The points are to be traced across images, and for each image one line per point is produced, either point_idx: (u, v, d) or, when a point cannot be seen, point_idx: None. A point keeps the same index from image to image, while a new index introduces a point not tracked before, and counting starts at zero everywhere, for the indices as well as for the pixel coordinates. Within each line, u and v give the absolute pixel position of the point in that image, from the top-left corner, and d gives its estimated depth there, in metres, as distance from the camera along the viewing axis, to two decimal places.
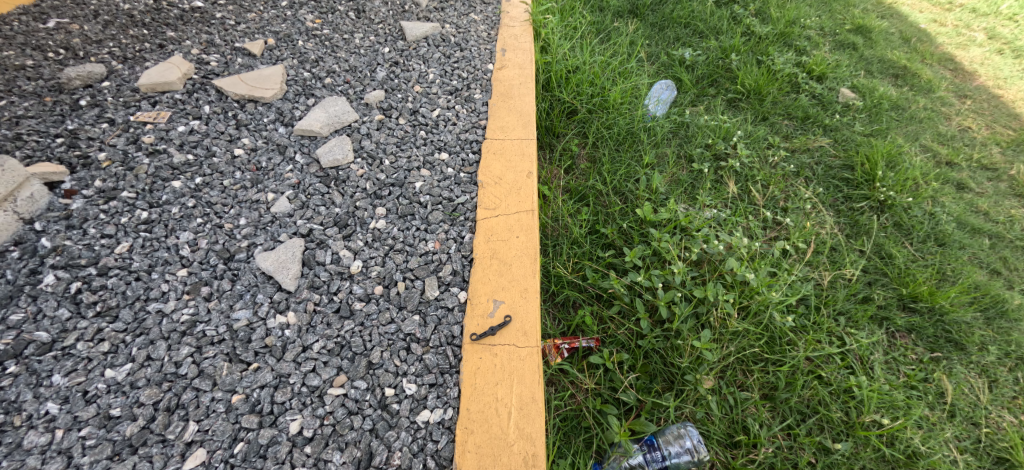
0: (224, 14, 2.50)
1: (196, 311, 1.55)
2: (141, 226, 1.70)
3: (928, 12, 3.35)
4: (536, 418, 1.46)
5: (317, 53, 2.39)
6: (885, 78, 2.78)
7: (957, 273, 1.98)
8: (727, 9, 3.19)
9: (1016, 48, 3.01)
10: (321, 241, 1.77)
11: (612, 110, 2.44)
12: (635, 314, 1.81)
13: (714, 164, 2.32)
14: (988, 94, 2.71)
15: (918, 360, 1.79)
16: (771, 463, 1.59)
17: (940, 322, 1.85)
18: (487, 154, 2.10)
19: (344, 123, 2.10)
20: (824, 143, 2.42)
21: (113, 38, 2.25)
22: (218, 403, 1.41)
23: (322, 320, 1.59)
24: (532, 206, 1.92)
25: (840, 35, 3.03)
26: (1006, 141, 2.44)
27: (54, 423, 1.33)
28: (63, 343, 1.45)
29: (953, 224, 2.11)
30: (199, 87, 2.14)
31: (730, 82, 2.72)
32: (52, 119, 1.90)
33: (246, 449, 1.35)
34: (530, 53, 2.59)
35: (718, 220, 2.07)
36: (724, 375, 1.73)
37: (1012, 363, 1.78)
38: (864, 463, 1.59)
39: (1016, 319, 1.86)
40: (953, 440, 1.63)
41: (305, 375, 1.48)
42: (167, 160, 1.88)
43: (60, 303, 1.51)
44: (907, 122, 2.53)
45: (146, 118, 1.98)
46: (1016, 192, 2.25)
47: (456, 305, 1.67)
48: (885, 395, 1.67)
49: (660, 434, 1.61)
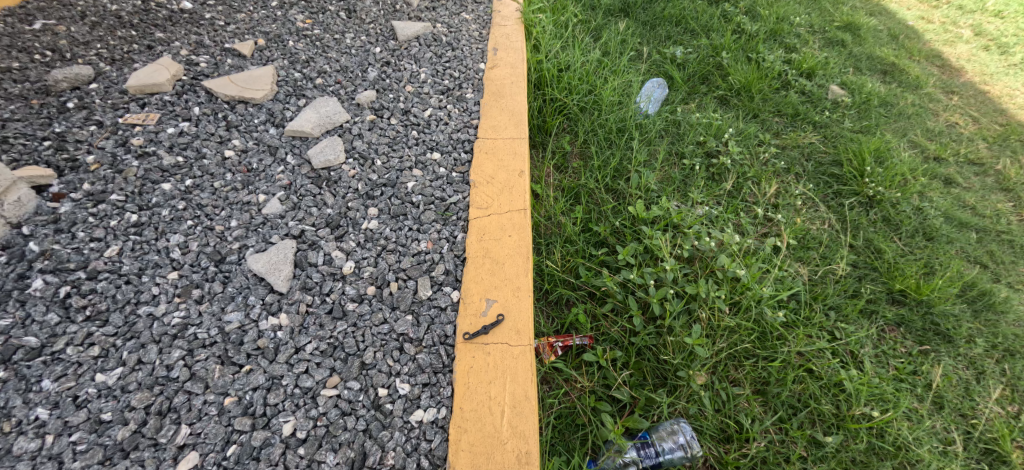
0: (213, 15, 2.48)
1: (188, 314, 1.55)
2: (131, 229, 1.69)
3: (917, 9, 3.38)
4: (530, 416, 1.47)
5: (308, 53, 2.38)
6: (874, 75, 2.81)
7: (945, 266, 2.00)
8: (718, 6, 3.20)
9: (1002, 45, 3.04)
10: (313, 243, 1.76)
11: (604, 108, 2.45)
12: (628, 312, 1.82)
13: (706, 161, 2.34)
14: (974, 90, 2.74)
15: (907, 353, 1.81)
16: (763, 457, 1.60)
17: (929, 315, 1.88)
18: (480, 153, 2.09)
19: (335, 124, 2.10)
20: (814, 139, 2.44)
21: (101, 39, 2.22)
22: (211, 405, 1.40)
23: (315, 321, 1.59)
24: (525, 205, 1.93)
25: (829, 32, 3.06)
26: (993, 136, 2.48)
27: (44, 428, 1.32)
28: (52, 348, 1.43)
29: (941, 218, 2.14)
30: (189, 88, 2.13)
31: (721, 79, 2.74)
32: (40, 122, 1.88)
33: (239, 452, 1.35)
34: (522, 53, 2.58)
35: (709, 217, 2.09)
36: (716, 370, 1.74)
37: (999, 355, 1.80)
38: (855, 456, 1.60)
39: (1003, 311, 1.88)
40: (942, 431, 1.65)
41: (298, 377, 1.48)
42: (157, 163, 1.87)
43: (49, 308, 1.49)
44: (896, 118, 2.55)
45: (135, 120, 1.96)
46: (1002, 186, 2.28)
47: (449, 305, 1.67)
48: (875, 387, 1.69)
49: (654, 430, 1.61)
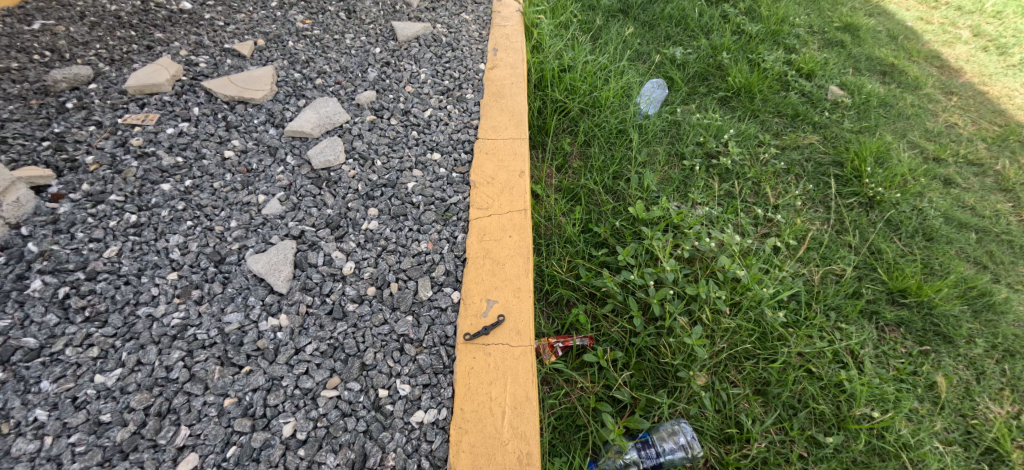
0: (213, 15, 2.48)
1: (187, 314, 1.54)
2: (130, 230, 1.68)
3: (915, 10, 3.39)
4: (531, 417, 1.47)
5: (308, 53, 2.38)
6: (873, 76, 2.81)
7: (945, 266, 2.00)
8: (718, 7, 3.20)
9: (1001, 45, 3.05)
10: (313, 243, 1.76)
11: (604, 109, 2.45)
12: (629, 312, 1.82)
13: (706, 161, 2.34)
14: (973, 91, 2.75)
15: (907, 353, 1.81)
16: (764, 458, 1.59)
17: (929, 315, 1.88)
18: (480, 154, 2.09)
19: (335, 124, 2.09)
20: (814, 140, 2.44)
21: (100, 39, 2.22)
22: (211, 406, 1.40)
23: (315, 321, 1.59)
24: (525, 205, 1.93)
25: (829, 33, 3.06)
26: (992, 137, 2.48)
27: (43, 430, 1.31)
28: (51, 349, 1.43)
29: (941, 219, 2.14)
30: (188, 88, 2.12)
31: (721, 80, 2.74)
32: (39, 122, 1.87)
33: (239, 453, 1.34)
34: (522, 53, 2.58)
35: (709, 218, 2.09)
36: (716, 371, 1.74)
37: (999, 355, 1.80)
38: (855, 457, 1.60)
39: (1003, 312, 1.89)
40: (942, 431, 1.65)
41: (298, 378, 1.48)
42: (157, 163, 1.86)
43: (48, 309, 1.49)
44: (895, 119, 2.56)
45: (134, 121, 1.96)
46: (1001, 187, 2.28)
47: (449, 305, 1.67)
48: (875, 388, 1.69)
49: (654, 430, 1.61)
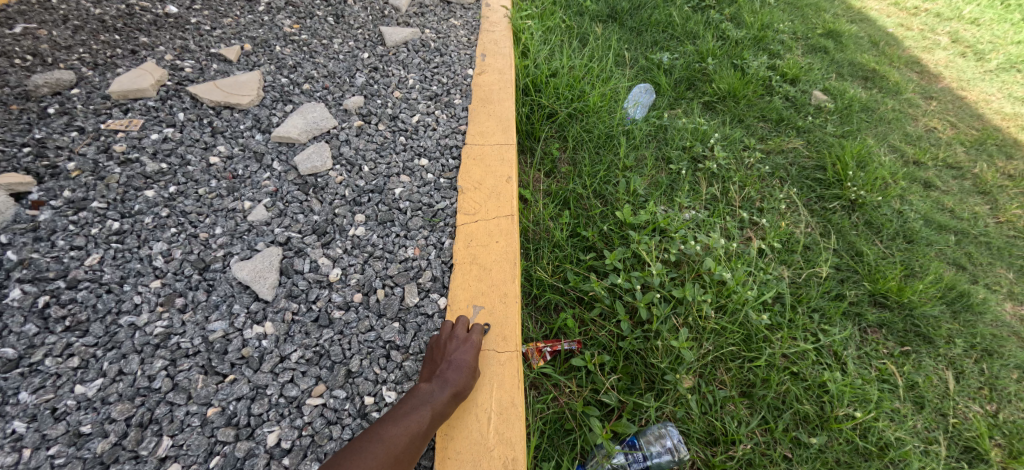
0: (199, 19, 2.46)
1: (171, 323, 1.52)
2: (113, 237, 1.66)
3: (896, 16, 3.45)
4: (516, 422, 1.47)
5: (295, 58, 2.37)
6: (855, 81, 2.86)
7: (925, 268, 2.04)
8: (704, 14, 3.24)
9: (978, 51, 3.12)
10: (299, 250, 1.75)
11: (591, 114, 2.47)
12: (616, 316, 1.83)
13: (692, 165, 2.36)
14: (952, 96, 2.80)
15: (889, 354, 1.83)
16: (749, 459, 1.61)
17: (910, 316, 1.91)
18: (467, 160, 2.10)
19: (322, 130, 2.09)
20: (798, 144, 2.48)
21: (83, 43, 2.19)
22: (194, 416, 1.38)
23: (300, 329, 1.58)
24: (512, 211, 1.93)
25: (812, 39, 3.11)
26: (969, 141, 2.53)
27: (21, 442, 1.29)
28: (30, 359, 1.41)
29: (921, 222, 2.18)
30: (174, 94, 2.10)
31: (707, 85, 2.77)
32: (19, 128, 1.85)
33: (222, 463, 1.33)
34: (510, 58, 2.59)
35: (696, 221, 2.10)
36: (702, 374, 1.76)
37: (977, 355, 1.84)
38: (838, 457, 1.62)
39: (981, 312, 1.92)
40: (923, 430, 1.68)
41: (282, 386, 1.46)
42: (140, 169, 1.84)
43: (27, 319, 1.46)
44: (877, 123, 2.60)
45: (118, 126, 1.94)
46: (979, 190, 2.33)
47: (436, 311, 1.66)
48: (858, 389, 1.71)
49: (641, 434, 1.62)
